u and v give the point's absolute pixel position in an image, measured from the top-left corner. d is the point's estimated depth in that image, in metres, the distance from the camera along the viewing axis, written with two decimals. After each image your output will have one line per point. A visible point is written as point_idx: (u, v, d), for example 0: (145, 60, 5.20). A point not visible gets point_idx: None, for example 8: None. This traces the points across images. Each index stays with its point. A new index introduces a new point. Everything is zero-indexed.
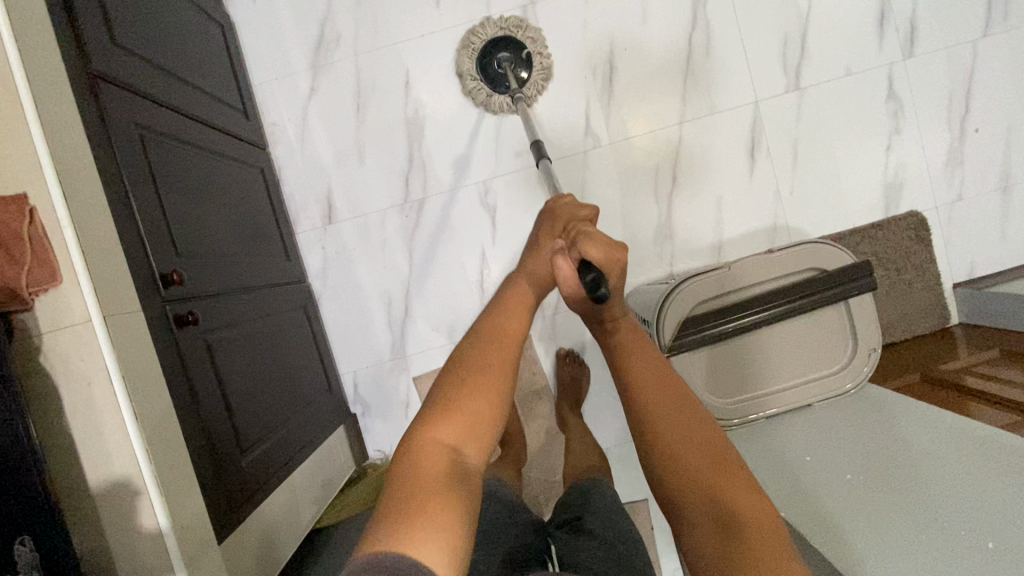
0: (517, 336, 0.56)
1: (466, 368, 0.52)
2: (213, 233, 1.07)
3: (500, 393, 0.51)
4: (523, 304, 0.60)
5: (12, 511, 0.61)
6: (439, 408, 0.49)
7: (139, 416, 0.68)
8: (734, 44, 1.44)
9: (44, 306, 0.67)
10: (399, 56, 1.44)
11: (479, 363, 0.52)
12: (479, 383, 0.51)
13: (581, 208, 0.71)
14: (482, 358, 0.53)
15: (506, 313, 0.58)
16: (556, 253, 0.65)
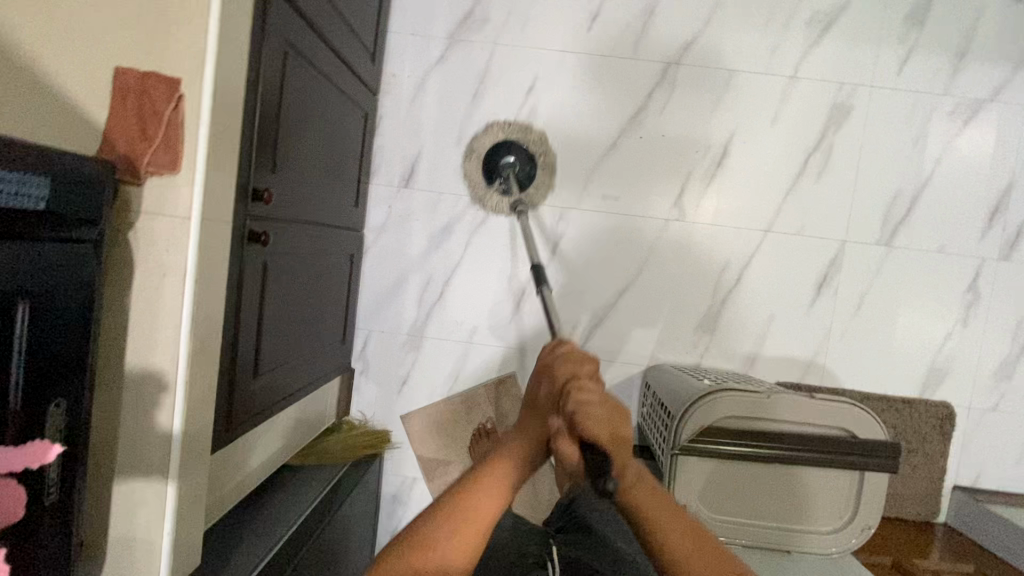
0: (499, 496, 0.70)
1: (448, 509, 0.68)
2: (307, 162, 1.09)
3: (476, 528, 0.67)
4: (498, 487, 0.71)
5: (59, 369, 0.58)
6: (423, 538, 0.65)
7: (195, 319, 0.69)
8: (847, 179, 1.44)
9: (151, 189, 0.68)
10: (534, 61, 1.45)
11: (472, 500, 0.69)
12: (461, 522, 0.66)
13: (583, 364, 0.79)
14: (472, 497, 0.69)
15: (490, 481, 0.71)
16: (557, 436, 0.75)
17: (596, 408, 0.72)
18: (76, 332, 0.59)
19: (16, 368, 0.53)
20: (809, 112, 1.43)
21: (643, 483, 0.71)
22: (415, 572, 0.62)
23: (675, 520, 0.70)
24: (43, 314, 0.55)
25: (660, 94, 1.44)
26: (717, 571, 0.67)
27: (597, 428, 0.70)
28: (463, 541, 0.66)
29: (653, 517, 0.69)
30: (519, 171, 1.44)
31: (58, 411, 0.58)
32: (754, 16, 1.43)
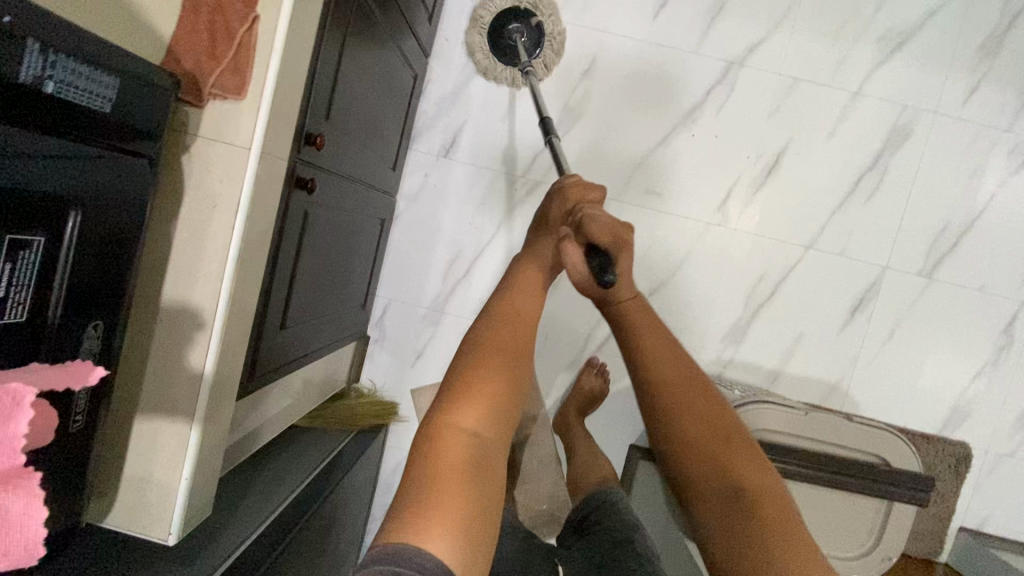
0: (526, 334, 0.61)
1: (478, 358, 0.56)
2: (358, 115, 1.04)
3: (512, 381, 0.56)
4: (526, 324, 0.61)
5: (101, 291, 0.53)
6: (455, 394, 0.54)
7: (242, 258, 0.65)
8: (896, 204, 1.41)
9: (212, 114, 0.63)
10: (594, 42, 1.40)
11: (499, 342, 0.58)
12: (491, 371, 0.55)
13: (592, 190, 0.77)
14: (499, 338, 0.59)
15: (512, 325, 0.60)
16: (564, 239, 0.73)
17: (604, 219, 0.72)
18: (119, 252, 0.55)
19: (62, 283, 0.49)
20: (868, 131, 1.39)
21: (638, 310, 0.71)
22: (460, 435, 0.52)
23: (681, 363, 0.68)
24: (94, 229, 0.51)
25: (718, 93, 1.40)
26: (722, 424, 0.65)
27: (602, 235, 0.70)
28: (502, 366, 0.56)
29: (649, 349, 0.68)
30: (528, 40, 1.35)
31: (92, 335, 0.54)
32: (826, 24, 1.38)
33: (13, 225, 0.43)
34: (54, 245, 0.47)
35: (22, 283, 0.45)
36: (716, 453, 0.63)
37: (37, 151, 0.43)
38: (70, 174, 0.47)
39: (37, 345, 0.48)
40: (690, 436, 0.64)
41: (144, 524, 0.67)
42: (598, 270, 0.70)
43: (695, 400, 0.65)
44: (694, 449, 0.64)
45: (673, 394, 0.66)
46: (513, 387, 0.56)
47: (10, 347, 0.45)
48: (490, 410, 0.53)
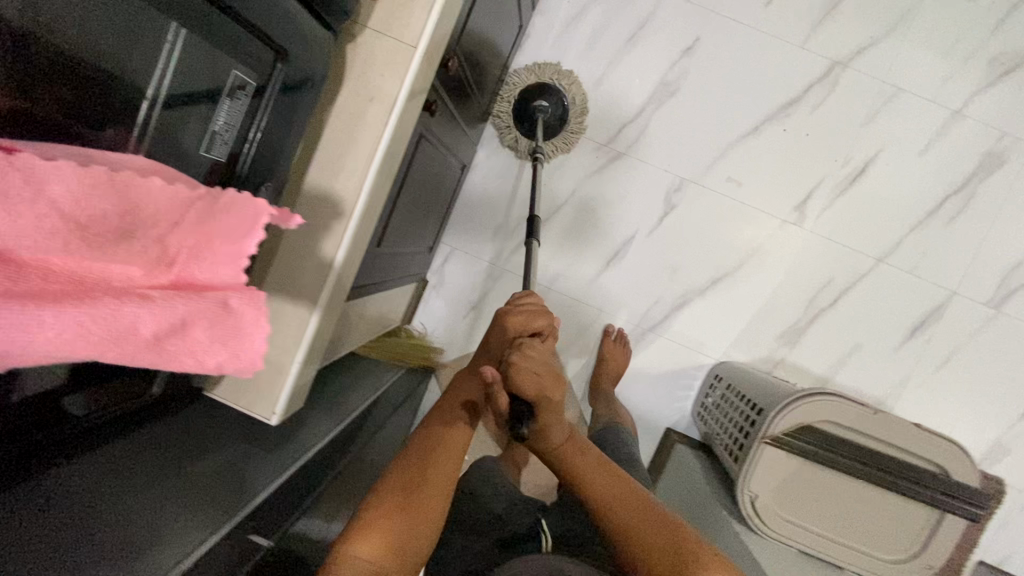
0: (422, 474, 0.74)
1: (382, 501, 0.70)
2: (474, 47, 1.04)
3: (416, 505, 0.71)
4: (442, 462, 0.76)
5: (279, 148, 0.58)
6: (358, 528, 0.67)
7: (388, 154, 0.65)
8: (976, 231, 1.39)
9: (384, 5, 0.63)
10: (702, 21, 1.38)
11: (398, 484, 0.72)
12: (395, 503, 0.70)
13: (537, 316, 0.83)
14: (399, 480, 0.72)
15: (416, 466, 0.75)
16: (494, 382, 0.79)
17: (526, 361, 0.75)
18: (299, 118, 0.59)
19: (256, 134, 0.55)
20: (960, 153, 1.38)
21: (574, 443, 0.84)
22: (364, 562, 0.64)
23: (607, 475, 0.82)
24: (292, 87, 0.55)
25: (817, 92, 1.38)
26: (660, 519, 0.77)
27: (528, 381, 0.74)
28: (412, 494, 0.71)
29: (583, 471, 0.82)
30: (552, 114, 1.36)
31: (269, 192, 0.60)
32: (938, 38, 1.36)
33: (237, 63, 0.49)
34: (258, 90, 0.53)
35: (231, 122, 0.52)
36: (652, 548, 0.75)
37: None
38: (291, 28, 0.50)
39: (227, 186, 0.54)
40: (635, 533, 0.76)
41: (252, 401, 0.69)
42: (514, 420, 0.75)
43: (633, 516, 0.78)
44: (646, 541, 0.75)
45: (604, 496, 0.80)
46: (425, 512, 0.71)
47: (213, 172, 0.53)
48: (395, 537, 0.67)
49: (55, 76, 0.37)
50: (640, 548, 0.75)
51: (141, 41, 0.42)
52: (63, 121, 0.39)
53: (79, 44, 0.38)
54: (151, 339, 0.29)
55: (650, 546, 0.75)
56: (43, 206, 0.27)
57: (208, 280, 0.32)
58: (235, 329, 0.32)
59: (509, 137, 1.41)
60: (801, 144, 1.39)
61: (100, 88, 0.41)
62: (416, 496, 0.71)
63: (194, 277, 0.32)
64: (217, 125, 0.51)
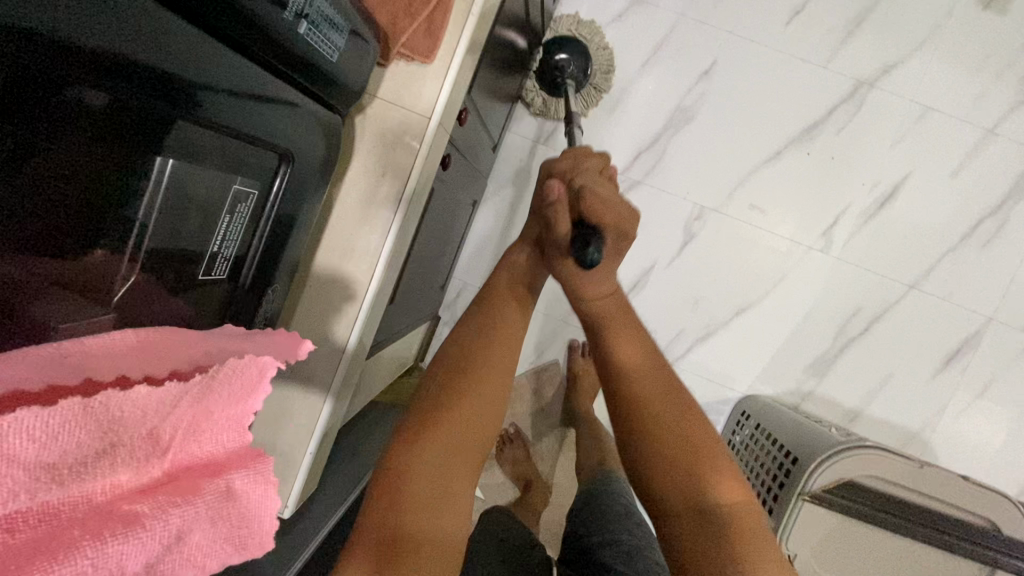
0: (479, 350, 0.62)
1: (422, 401, 0.58)
2: (485, 87, 1.00)
3: (475, 398, 0.58)
4: (507, 335, 0.65)
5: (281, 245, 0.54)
6: (413, 425, 0.56)
7: (402, 232, 0.61)
8: (1013, 254, 1.32)
9: (395, 76, 0.59)
10: (719, 43, 1.32)
11: (461, 361, 0.60)
12: (442, 400, 0.57)
13: (595, 156, 0.74)
14: (472, 352, 0.61)
15: (473, 340, 0.63)
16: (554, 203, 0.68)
17: (604, 190, 0.67)
18: (304, 210, 0.55)
19: (259, 239, 0.50)
20: (994, 173, 1.31)
21: (615, 304, 0.67)
22: (400, 471, 0.53)
23: (650, 357, 0.63)
24: (296, 184, 0.52)
25: (842, 114, 1.32)
26: (701, 430, 0.59)
27: (604, 211, 0.66)
28: (467, 366, 0.60)
29: (621, 347, 0.64)
30: (578, 68, 1.20)
31: (272, 293, 0.57)
32: (969, 54, 1.29)
33: (241, 175, 0.45)
34: (263, 195, 0.48)
35: (231, 237, 0.47)
36: (682, 471, 0.56)
37: (246, 82, 0.42)
38: (277, 118, 0.46)
39: (227, 299, 0.50)
40: (672, 441, 0.58)
41: None
42: (579, 246, 0.64)
43: (672, 416, 0.59)
44: (680, 452, 0.57)
45: (642, 384, 0.61)
46: (482, 401, 0.59)
47: (211, 293, 0.47)
48: (444, 442, 0.55)
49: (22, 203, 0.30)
50: (661, 446, 0.58)
51: (122, 157, 0.35)
52: (22, 263, 0.31)
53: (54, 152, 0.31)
54: (145, 568, 0.25)
55: (675, 450, 0.57)
56: (2, 467, 0.21)
57: (208, 456, 0.29)
58: (240, 519, 0.29)
59: (536, 101, 1.34)
60: (826, 168, 1.33)
61: (70, 215, 0.33)
62: (457, 383, 0.59)
63: (193, 456, 0.29)
64: (217, 245, 0.46)
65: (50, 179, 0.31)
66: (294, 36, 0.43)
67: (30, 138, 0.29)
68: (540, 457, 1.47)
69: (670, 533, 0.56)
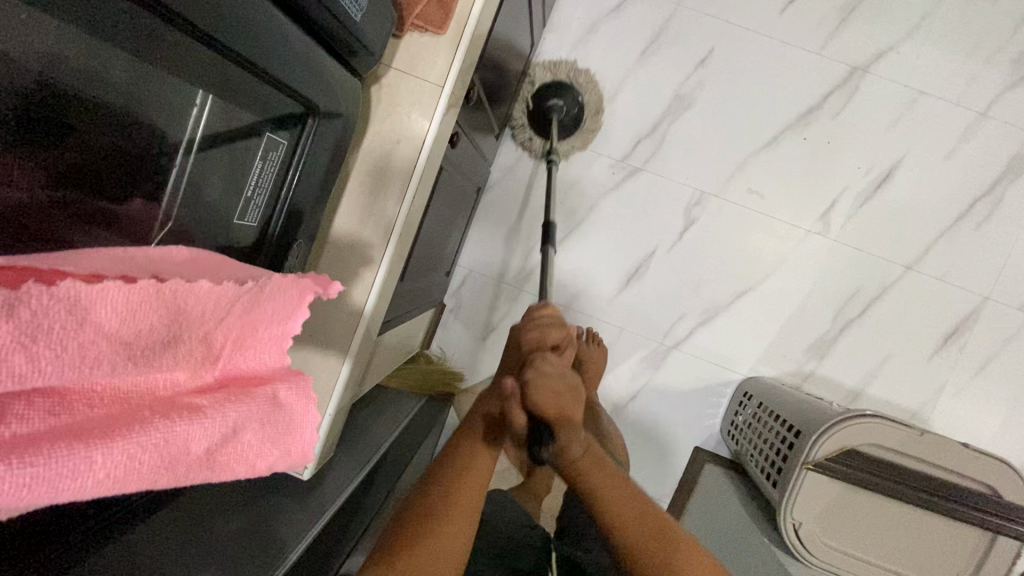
0: (449, 494, 0.66)
1: (413, 527, 0.62)
2: (489, 70, 1.02)
3: (451, 533, 0.63)
4: (477, 481, 0.68)
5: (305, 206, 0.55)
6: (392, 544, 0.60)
7: (417, 196, 0.63)
8: (1006, 234, 1.35)
9: (410, 46, 0.62)
10: (716, 32, 1.36)
11: (433, 503, 0.65)
12: (423, 540, 0.61)
13: (552, 332, 0.74)
14: (435, 500, 0.65)
15: (446, 487, 0.67)
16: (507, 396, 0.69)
17: (550, 380, 0.68)
18: (325, 173, 0.57)
19: (289, 192, 0.52)
20: (986, 156, 1.34)
21: (589, 455, 0.71)
22: None
23: (623, 488, 0.70)
24: (322, 145, 0.54)
25: (836, 99, 1.35)
26: (672, 536, 0.67)
27: (547, 401, 0.67)
28: (447, 513, 0.64)
29: (597, 486, 0.70)
30: (566, 115, 1.33)
31: (295, 255, 0.58)
32: (959, 40, 1.32)
33: (270, 125, 0.48)
34: (290, 152, 0.51)
35: (263, 185, 0.50)
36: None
37: (291, 38, 0.42)
38: (314, 75, 0.46)
39: (255, 254, 0.52)
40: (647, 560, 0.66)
41: None
42: (534, 438, 0.69)
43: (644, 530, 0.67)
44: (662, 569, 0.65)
45: (619, 515, 0.68)
46: (455, 532, 0.63)
47: (239, 242, 0.50)
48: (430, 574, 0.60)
49: (69, 144, 0.34)
50: (638, 556, 0.66)
51: (160, 104, 0.39)
52: (70, 195, 0.35)
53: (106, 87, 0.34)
54: (205, 453, 0.27)
55: (640, 540, 0.67)
56: (88, 333, 0.23)
57: (253, 370, 0.31)
58: (285, 428, 0.31)
59: (523, 137, 1.39)
60: (822, 153, 1.36)
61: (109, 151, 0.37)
62: (436, 519, 0.63)
63: (240, 367, 0.30)
64: (250, 192, 0.49)
65: (90, 121, 0.35)
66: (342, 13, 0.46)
67: (80, 77, 0.32)
68: None
69: None
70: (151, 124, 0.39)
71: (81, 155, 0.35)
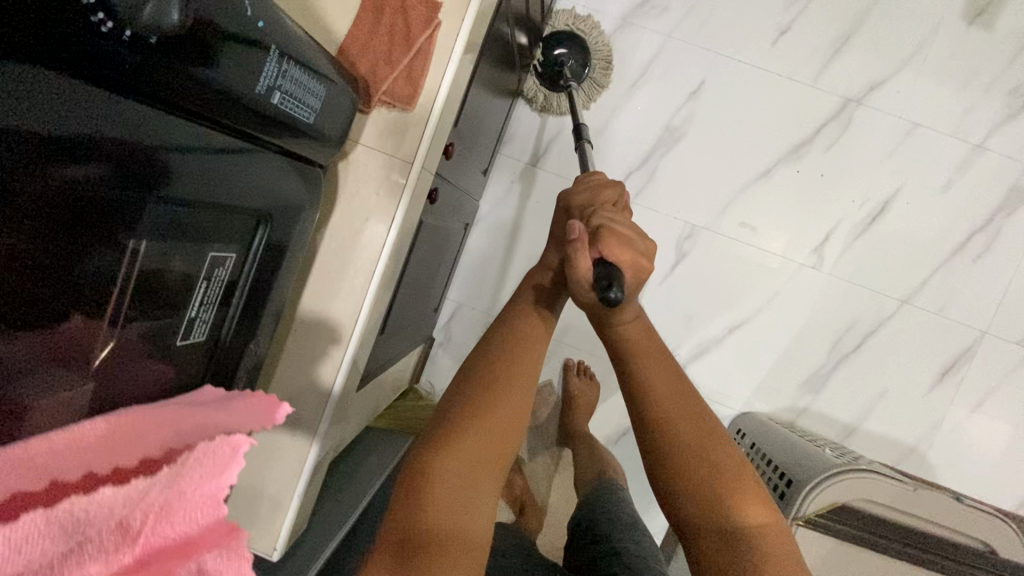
0: (499, 368, 0.57)
1: (458, 407, 0.54)
2: (472, 115, 1.00)
3: (508, 412, 0.55)
4: (535, 348, 0.60)
5: (258, 301, 0.53)
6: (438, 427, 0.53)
7: (385, 274, 0.61)
8: (1004, 268, 1.33)
9: (377, 122, 0.60)
10: (706, 63, 1.33)
11: (485, 373, 0.57)
12: (473, 415, 0.54)
13: (607, 190, 0.70)
14: (486, 369, 0.57)
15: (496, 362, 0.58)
16: (574, 245, 0.61)
17: (614, 237, 0.60)
18: (284, 263, 0.55)
19: (238, 299, 0.51)
20: (982, 188, 1.31)
21: (642, 333, 0.61)
22: (430, 465, 0.50)
23: (678, 385, 0.59)
24: (274, 240, 0.52)
25: (830, 131, 1.33)
26: (724, 447, 0.56)
27: (620, 251, 0.59)
28: (497, 385, 0.56)
29: (647, 372, 0.59)
30: (577, 61, 1.28)
31: (256, 344, 0.57)
32: (956, 70, 1.30)
33: (218, 244, 0.45)
34: (241, 257, 0.49)
35: (209, 302, 0.47)
36: (707, 484, 0.54)
37: (222, 150, 0.43)
38: (256, 182, 0.47)
39: (209, 359, 0.50)
40: (689, 466, 0.55)
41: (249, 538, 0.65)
42: (603, 286, 0.56)
43: (689, 431, 0.56)
44: (704, 478, 0.54)
45: (667, 406, 0.57)
46: (507, 408, 0.55)
47: (192, 356, 0.47)
48: (481, 452, 0.52)
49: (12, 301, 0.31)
50: (682, 459, 0.55)
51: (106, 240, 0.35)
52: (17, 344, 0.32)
53: (41, 235, 0.31)
54: None
55: (688, 444, 0.56)
56: None
57: (181, 536, 0.29)
58: None
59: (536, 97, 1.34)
60: (815, 185, 1.34)
61: (59, 292, 0.34)
62: (478, 399, 0.55)
63: (165, 539, 0.28)
64: (194, 311, 0.46)
65: (15, 260, 0.30)
66: (268, 107, 0.46)
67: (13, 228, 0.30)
68: (537, 476, 1.47)
69: (698, 539, 0.54)
70: (108, 261, 0.36)
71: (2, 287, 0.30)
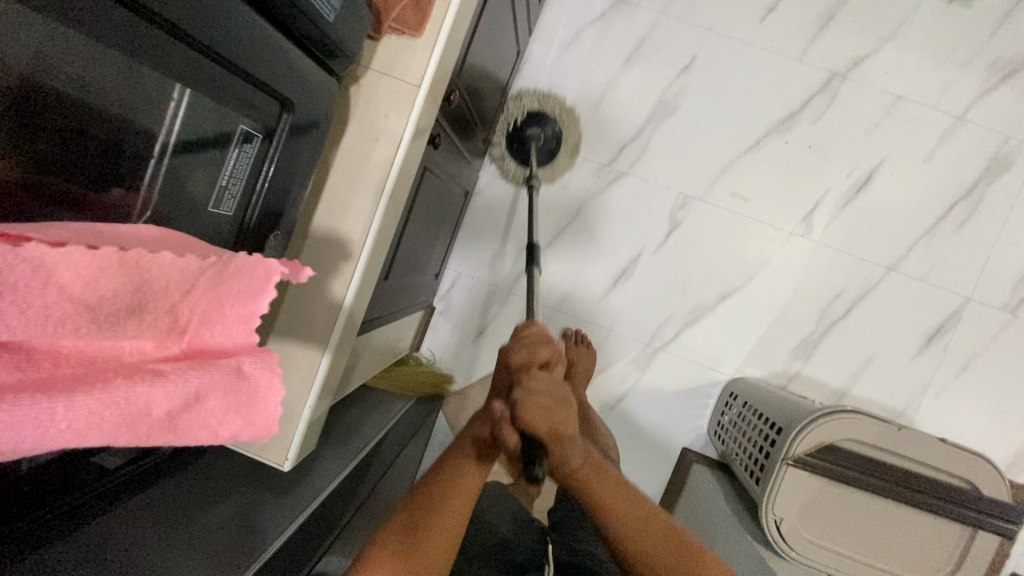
0: (446, 504, 0.69)
1: (414, 537, 0.66)
2: (473, 73, 1.05)
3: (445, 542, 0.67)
4: (471, 489, 0.71)
5: (281, 194, 0.57)
6: (395, 547, 0.65)
7: (395, 191, 0.65)
8: (987, 235, 1.37)
9: (387, 48, 0.64)
10: (697, 39, 1.39)
11: (431, 511, 0.68)
12: (417, 551, 0.65)
13: (541, 346, 0.72)
14: (434, 507, 0.68)
15: (441, 500, 0.69)
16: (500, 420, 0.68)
17: (537, 402, 0.65)
18: (305, 163, 0.58)
19: (262, 187, 0.54)
20: (964, 159, 1.37)
21: (590, 470, 0.72)
22: None
23: (630, 510, 0.72)
24: (298, 135, 0.55)
25: (817, 104, 1.38)
26: (672, 538, 0.72)
27: (537, 423, 0.65)
28: (438, 527, 0.67)
29: (603, 498, 0.72)
30: (543, 143, 1.37)
31: (275, 242, 0.60)
32: (937, 46, 1.36)
33: (246, 120, 0.49)
34: (267, 141, 0.52)
35: (237, 176, 0.52)
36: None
37: (261, 37, 0.44)
38: (286, 71, 0.49)
39: (236, 240, 0.54)
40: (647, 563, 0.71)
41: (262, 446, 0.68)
42: (529, 460, 0.66)
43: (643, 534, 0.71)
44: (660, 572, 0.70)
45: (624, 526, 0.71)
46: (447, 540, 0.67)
47: (220, 229, 0.52)
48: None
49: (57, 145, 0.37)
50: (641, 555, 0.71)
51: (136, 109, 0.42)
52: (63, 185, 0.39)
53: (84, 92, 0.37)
54: (166, 416, 0.29)
55: (643, 544, 0.71)
56: (52, 294, 0.26)
57: (221, 346, 0.31)
58: (250, 400, 0.31)
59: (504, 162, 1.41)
60: (803, 155, 1.39)
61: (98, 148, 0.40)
62: (425, 527, 0.67)
63: (207, 343, 0.31)
64: (223, 183, 0.51)
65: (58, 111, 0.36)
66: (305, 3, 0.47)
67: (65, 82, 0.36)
68: None
69: None
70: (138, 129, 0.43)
71: (58, 141, 0.37)
